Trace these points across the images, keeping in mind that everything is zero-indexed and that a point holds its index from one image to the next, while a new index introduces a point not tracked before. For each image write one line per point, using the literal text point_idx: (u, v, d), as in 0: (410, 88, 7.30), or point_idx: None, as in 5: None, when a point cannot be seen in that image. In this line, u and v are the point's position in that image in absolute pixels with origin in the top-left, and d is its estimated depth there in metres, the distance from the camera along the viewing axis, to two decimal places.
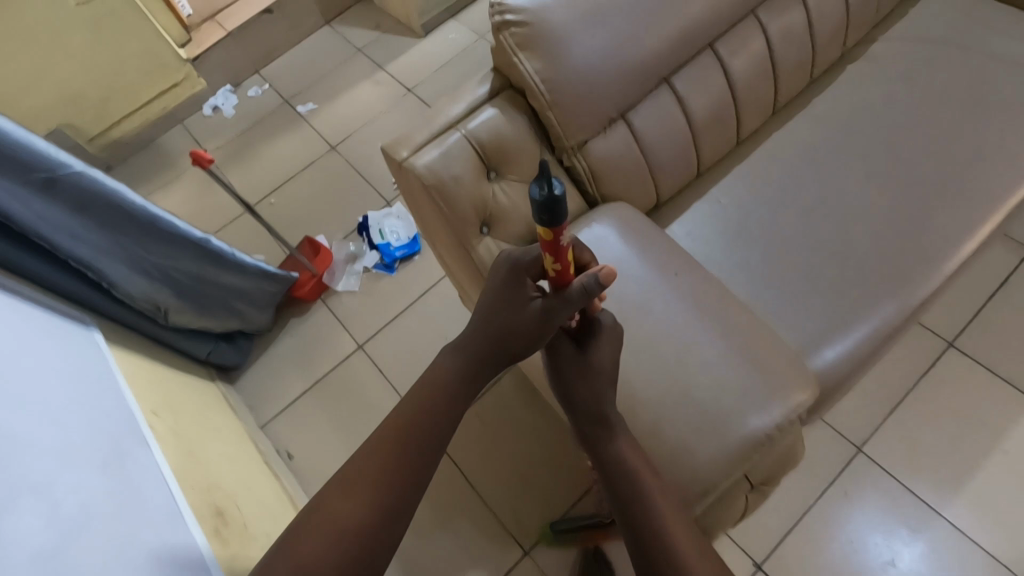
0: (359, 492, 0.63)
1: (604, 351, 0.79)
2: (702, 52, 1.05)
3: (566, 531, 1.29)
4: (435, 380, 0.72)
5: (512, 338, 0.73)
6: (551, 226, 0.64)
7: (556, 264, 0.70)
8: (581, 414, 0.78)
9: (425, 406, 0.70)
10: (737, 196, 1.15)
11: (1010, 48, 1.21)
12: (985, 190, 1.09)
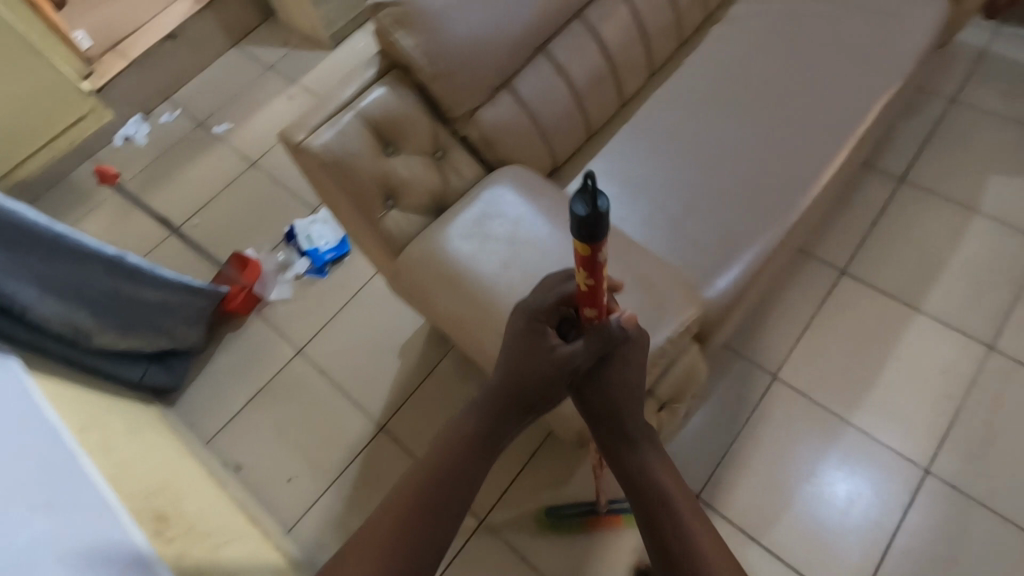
0: (390, 532, 0.73)
1: (628, 371, 0.83)
2: (573, 21, 1.14)
3: (564, 513, 1.33)
4: (461, 430, 0.80)
5: (535, 385, 0.79)
6: (592, 244, 0.64)
7: (591, 282, 0.70)
8: (607, 431, 0.84)
9: (450, 451, 0.79)
10: (627, 151, 1.24)
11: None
12: (838, 122, 1.22)
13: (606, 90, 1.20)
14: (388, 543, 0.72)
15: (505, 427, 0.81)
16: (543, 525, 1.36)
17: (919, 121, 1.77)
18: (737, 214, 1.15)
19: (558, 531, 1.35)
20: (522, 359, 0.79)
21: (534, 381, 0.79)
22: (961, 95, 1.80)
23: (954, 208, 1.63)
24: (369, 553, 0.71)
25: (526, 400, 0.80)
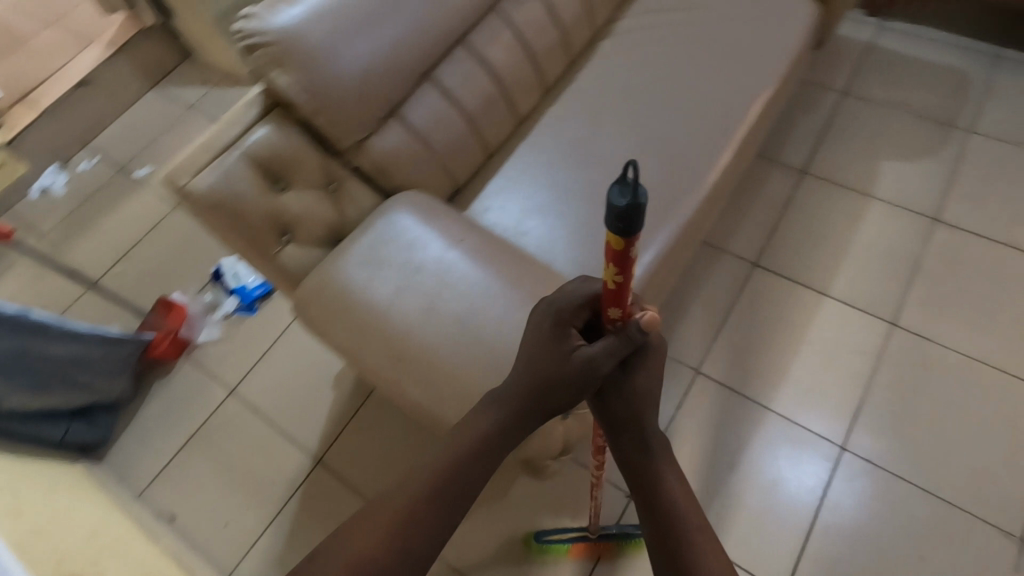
0: (390, 528, 0.76)
1: (646, 376, 0.85)
2: (456, 47, 1.18)
3: (553, 538, 1.35)
4: (471, 430, 0.82)
5: (553, 390, 0.81)
6: (626, 237, 0.64)
7: (620, 279, 0.71)
8: (623, 436, 0.87)
9: (457, 453, 0.81)
10: (525, 167, 1.27)
11: (723, 7, 1.43)
12: (721, 124, 1.29)
13: (497, 111, 1.24)
14: (385, 539, 0.76)
15: (512, 432, 0.83)
16: (534, 550, 1.37)
17: (814, 115, 1.87)
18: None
19: (549, 556, 1.37)
20: (548, 362, 0.80)
21: (551, 387, 0.81)
22: (850, 88, 1.91)
23: (851, 194, 1.72)
24: (366, 545, 0.76)
25: (539, 405, 0.82)
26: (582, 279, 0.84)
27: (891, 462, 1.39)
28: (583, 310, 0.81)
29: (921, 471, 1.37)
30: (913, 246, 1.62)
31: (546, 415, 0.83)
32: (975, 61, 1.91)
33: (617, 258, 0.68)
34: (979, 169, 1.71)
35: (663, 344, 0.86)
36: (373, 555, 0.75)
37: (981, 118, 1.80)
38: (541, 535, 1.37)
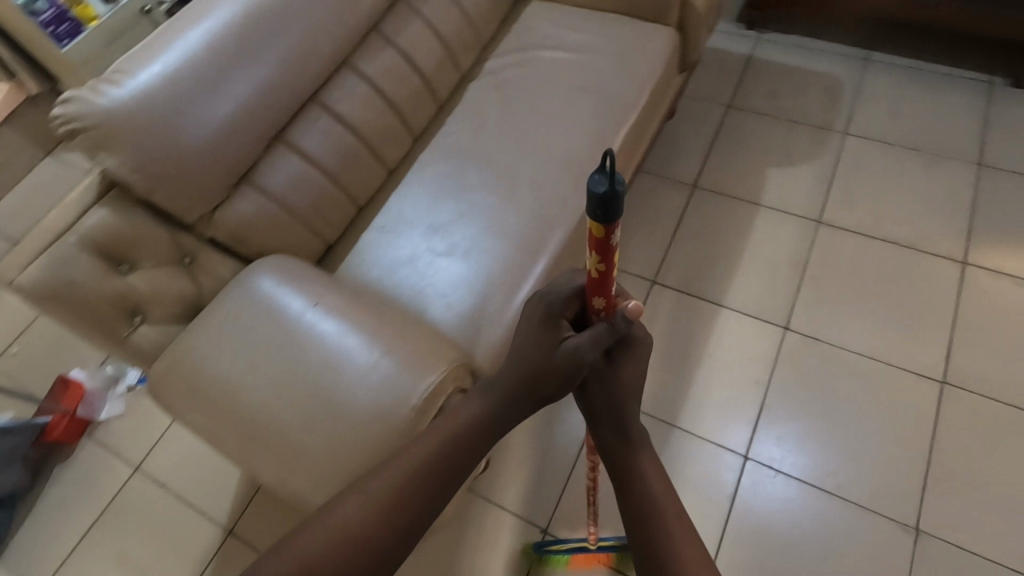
0: (376, 504, 0.77)
1: (633, 368, 0.89)
2: (309, 106, 1.18)
3: (552, 549, 1.36)
4: (464, 414, 0.85)
5: (541, 379, 0.85)
6: (608, 222, 0.70)
7: (603, 265, 0.76)
8: (609, 426, 0.91)
9: (450, 434, 0.83)
10: (397, 216, 1.26)
11: (586, 38, 1.46)
12: (587, 156, 1.31)
13: (362, 164, 1.23)
14: (369, 515, 0.76)
15: (500, 418, 0.85)
16: (531, 561, 1.38)
17: (701, 130, 1.93)
18: (503, 262, 1.19)
19: (547, 566, 1.38)
20: (538, 351, 0.84)
21: (541, 375, 0.84)
22: (733, 100, 1.98)
23: (741, 204, 1.77)
24: (349, 521, 0.76)
25: (528, 393, 0.85)
26: (570, 275, 0.90)
27: (791, 467, 1.42)
28: (569, 303, 0.86)
29: (818, 473, 1.40)
30: (800, 250, 1.67)
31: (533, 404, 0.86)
32: (846, 64, 2.00)
33: (599, 246, 0.74)
34: (856, 168, 1.78)
35: (647, 338, 0.91)
36: (355, 531, 0.75)
37: (854, 119, 1.87)
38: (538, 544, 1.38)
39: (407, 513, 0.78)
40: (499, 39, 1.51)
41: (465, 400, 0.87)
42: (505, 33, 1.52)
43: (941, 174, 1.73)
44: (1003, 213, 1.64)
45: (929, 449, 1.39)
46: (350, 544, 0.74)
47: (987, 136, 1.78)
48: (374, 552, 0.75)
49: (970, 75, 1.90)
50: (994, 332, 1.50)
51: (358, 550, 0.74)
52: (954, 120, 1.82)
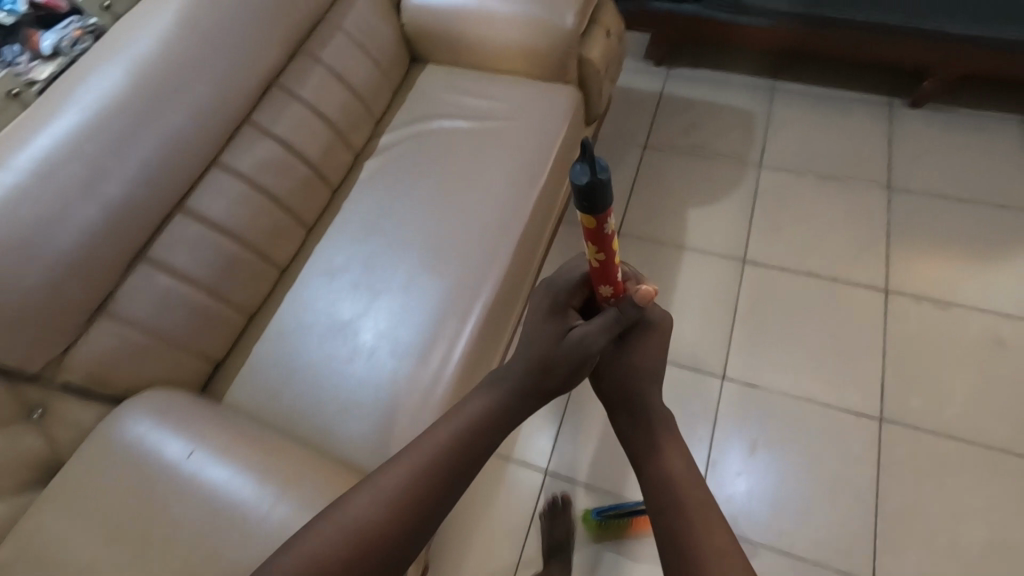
0: (385, 497, 0.77)
1: (647, 351, 0.91)
2: (174, 216, 1.05)
3: (611, 513, 1.38)
4: (476, 406, 0.84)
5: (549, 369, 0.83)
6: (597, 213, 0.71)
7: (602, 255, 0.78)
8: (623, 411, 0.91)
9: (460, 428, 0.82)
10: (292, 322, 1.15)
11: (484, 104, 1.40)
12: (495, 231, 1.22)
13: (247, 270, 1.12)
14: (379, 510, 0.76)
15: (515, 405, 0.84)
16: (591, 527, 1.39)
17: (621, 172, 1.90)
18: (425, 339, 1.11)
19: (604, 533, 1.39)
20: (545, 340, 0.83)
21: (551, 364, 0.83)
22: (649, 139, 1.96)
23: (667, 248, 1.74)
24: (359, 515, 0.75)
25: (538, 383, 0.84)
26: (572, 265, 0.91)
27: (746, 503, 1.38)
28: (574, 293, 0.87)
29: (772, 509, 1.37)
30: (728, 291, 1.65)
31: (544, 394, 0.85)
32: (754, 95, 2.01)
33: (594, 235, 0.75)
34: (775, 201, 1.78)
35: (659, 317, 0.92)
36: (363, 529, 0.74)
37: (767, 150, 1.88)
38: (594, 510, 1.40)
39: (419, 505, 0.77)
40: (396, 109, 1.43)
41: (478, 392, 0.86)
42: (402, 102, 1.44)
43: (855, 201, 1.74)
44: (917, 236, 1.66)
45: (875, 488, 1.37)
46: (361, 541, 0.74)
47: (895, 158, 1.80)
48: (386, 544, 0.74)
49: (871, 98, 1.94)
50: (927, 359, 1.49)
51: (364, 549, 0.73)
52: (861, 145, 1.85)
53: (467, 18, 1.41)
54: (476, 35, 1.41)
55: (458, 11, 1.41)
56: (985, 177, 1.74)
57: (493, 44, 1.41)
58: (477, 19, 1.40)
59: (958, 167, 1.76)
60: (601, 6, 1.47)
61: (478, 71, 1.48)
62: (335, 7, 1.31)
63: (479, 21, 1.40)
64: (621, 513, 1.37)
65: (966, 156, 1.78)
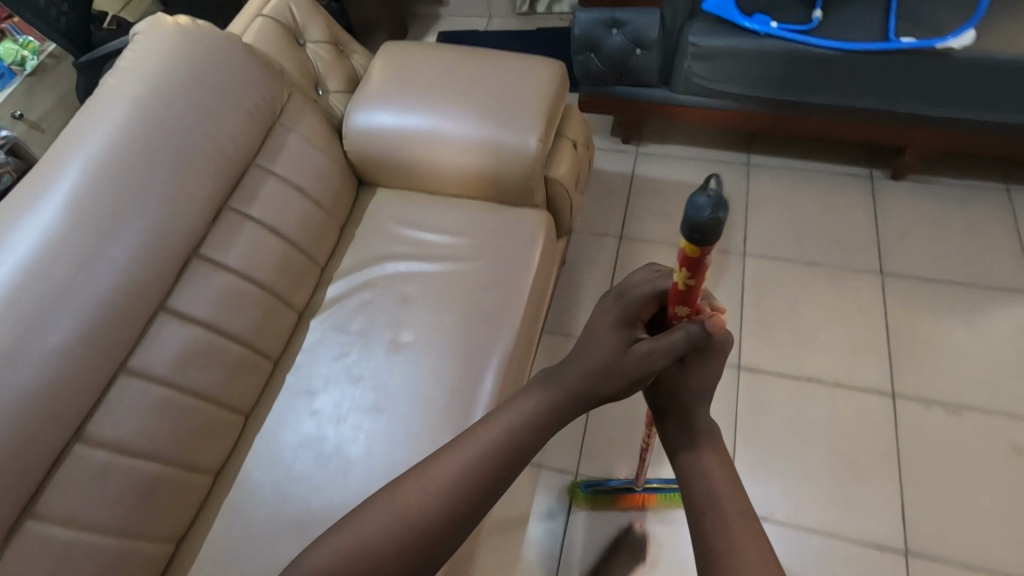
0: (434, 493, 0.65)
1: (713, 367, 0.75)
2: (69, 449, 0.85)
3: (599, 488, 1.40)
4: (526, 404, 0.70)
5: (607, 376, 0.70)
6: (699, 243, 0.63)
7: (692, 279, 0.68)
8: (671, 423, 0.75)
9: (513, 424, 0.69)
10: (228, 546, 0.96)
11: (442, 239, 1.24)
12: (464, 404, 1.06)
13: (168, 491, 0.93)
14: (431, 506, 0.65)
15: (572, 400, 0.71)
16: (580, 499, 1.42)
17: (597, 269, 1.77)
18: (426, 419, 1.04)
19: (592, 505, 1.41)
20: (604, 347, 0.71)
21: (609, 375, 0.70)
22: (625, 229, 1.83)
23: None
24: (407, 513, 0.64)
25: (594, 389, 0.70)
26: (649, 269, 0.78)
27: None
28: (646, 304, 0.75)
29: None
30: (725, 406, 1.51)
31: (602, 402, 0.72)
32: (730, 172, 1.90)
33: (690, 261, 0.66)
34: (765, 296, 1.66)
35: (729, 345, 0.75)
36: (412, 527, 0.64)
37: (749, 236, 1.77)
38: (582, 484, 1.42)
39: (470, 502, 0.66)
40: (344, 249, 1.26)
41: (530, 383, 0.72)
42: (350, 239, 1.27)
43: (849, 292, 1.63)
44: (918, 330, 1.56)
45: None
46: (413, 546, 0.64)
47: (882, 236, 1.71)
48: (435, 544, 0.64)
49: (851, 171, 1.85)
50: (944, 476, 1.38)
51: (408, 554, 0.63)
52: (848, 225, 1.75)
53: (420, 141, 1.27)
54: (431, 160, 1.27)
55: (410, 135, 1.27)
56: (979, 257, 1.65)
57: (451, 170, 1.27)
58: (432, 144, 1.26)
59: (949, 246, 1.67)
60: (565, 116, 1.36)
61: (436, 195, 1.33)
62: (265, 149, 1.15)
63: (434, 145, 1.26)
64: (609, 489, 1.39)
65: (955, 232, 1.69)
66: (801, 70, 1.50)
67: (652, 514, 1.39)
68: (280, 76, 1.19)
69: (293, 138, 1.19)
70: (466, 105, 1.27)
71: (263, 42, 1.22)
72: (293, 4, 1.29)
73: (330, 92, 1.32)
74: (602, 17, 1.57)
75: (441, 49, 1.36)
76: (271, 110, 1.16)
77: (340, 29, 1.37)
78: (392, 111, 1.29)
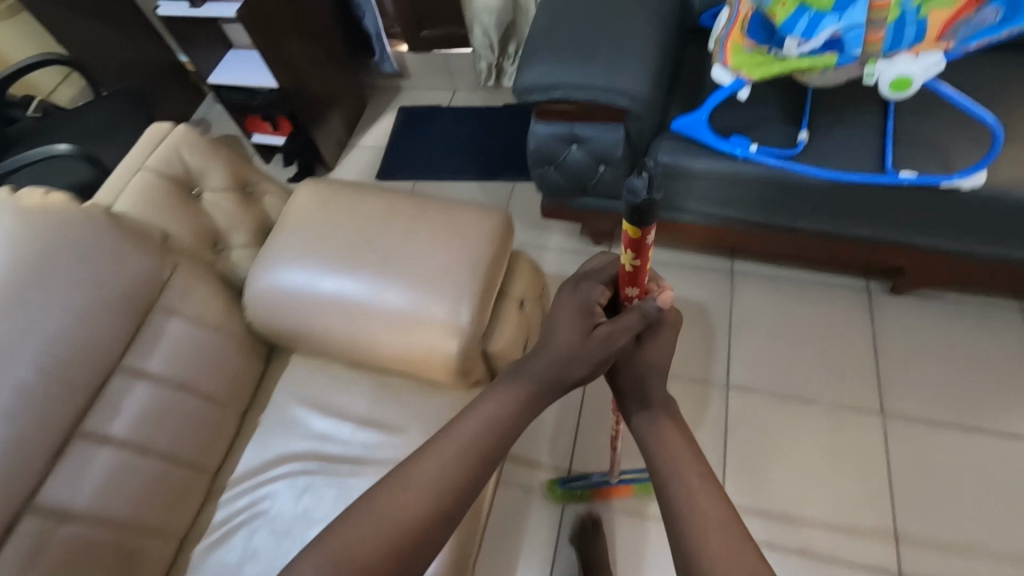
0: (419, 495, 0.67)
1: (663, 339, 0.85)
2: None
3: (575, 484, 1.42)
4: (496, 403, 0.74)
5: (572, 364, 0.76)
6: (638, 228, 0.69)
7: (637, 262, 0.74)
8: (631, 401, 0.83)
9: (483, 425, 0.72)
10: None
11: (358, 437, 1.03)
12: None
13: None
14: (419, 504, 0.67)
15: (542, 391, 0.76)
16: (558, 498, 1.44)
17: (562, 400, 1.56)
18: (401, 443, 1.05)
19: (568, 500, 1.44)
20: (565, 338, 0.77)
21: (572, 361, 0.76)
22: None
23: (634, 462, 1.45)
24: (389, 515, 0.66)
25: (561, 377, 0.76)
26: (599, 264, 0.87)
27: None
28: (602, 289, 0.82)
29: None
30: None
31: (569, 388, 0.77)
32: (711, 282, 1.71)
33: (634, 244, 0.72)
34: (751, 439, 1.46)
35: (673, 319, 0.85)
36: (402, 530, 0.65)
37: (732, 362, 1.57)
38: (557, 480, 1.44)
39: (453, 498, 0.68)
40: (245, 442, 1.06)
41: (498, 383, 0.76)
42: (252, 428, 1.07)
43: (845, 439, 1.43)
44: (923, 488, 1.36)
45: None
46: (409, 550, 0.64)
47: (882, 365, 1.52)
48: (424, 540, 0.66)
49: (844, 281, 1.66)
50: None
51: (401, 552, 0.64)
52: (843, 351, 1.55)
53: (332, 313, 1.08)
54: (345, 336, 1.08)
55: (321, 306, 1.08)
56: (997, 395, 1.44)
57: (368, 347, 1.07)
58: (346, 318, 1.07)
59: (960, 380, 1.47)
60: (510, 269, 1.18)
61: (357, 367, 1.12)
62: (134, 346, 0.94)
63: (348, 319, 1.07)
64: (584, 484, 1.41)
65: (966, 362, 1.49)
66: (783, 198, 1.32)
67: (626, 505, 1.42)
68: (160, 248, 1.00)
69: (175, 322, 0.99)
70: (387, 268, 1.09)
71: (144, 205, 1.03)
72: (186, 148, 1.09)
73: (233, 247, 1.12)
74: (559, 132, 1.39)
75: (364, 196, 1.17)
76: (143, 296, 0.96)
77: (249, 167, 1.17)
78: (300, 277, 1.10)
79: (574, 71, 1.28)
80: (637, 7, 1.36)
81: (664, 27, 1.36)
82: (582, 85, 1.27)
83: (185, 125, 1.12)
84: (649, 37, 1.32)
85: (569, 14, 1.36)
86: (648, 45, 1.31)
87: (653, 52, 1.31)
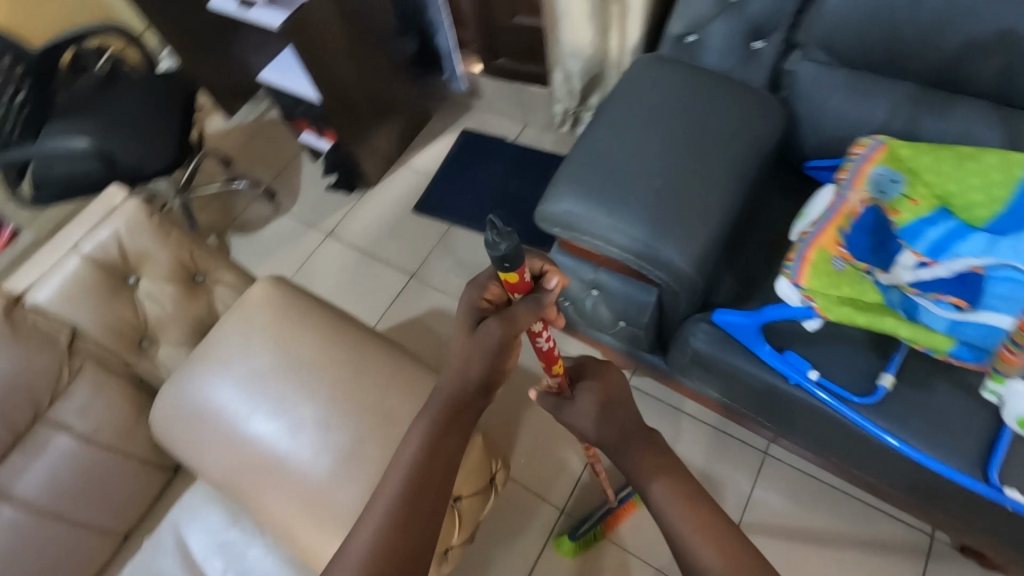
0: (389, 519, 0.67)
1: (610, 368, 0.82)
2: None
3: (584, 530, 1.29)
4: (424, 427, 0.71)
5: (469, 365, 0.70)
6: (512, 271, 0.65)
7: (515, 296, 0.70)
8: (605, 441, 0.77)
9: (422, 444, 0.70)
10: None
11: None
12: None
13: None
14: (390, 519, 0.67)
15: (465, 410, 0.72)
16: (570, 552, 1.30)
17: (515, 551, 1.34)
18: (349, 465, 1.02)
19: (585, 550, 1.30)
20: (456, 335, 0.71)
21: (468, 362, 0.69)
22: (570, 503, 1.37)
23: None
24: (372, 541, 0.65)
25: (462, 381, 0.70)
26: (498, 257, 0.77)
27: None
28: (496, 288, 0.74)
29: None
30: None
31: (481, 389, 0.72)
32: (735, 458, 1.42)
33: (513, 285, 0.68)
34: None
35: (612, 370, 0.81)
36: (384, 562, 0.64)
37: None
38: (564, 533, 1.31)
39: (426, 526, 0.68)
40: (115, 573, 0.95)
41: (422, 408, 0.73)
42: (128, 558, 0.96)
43: None
44: None
45: None
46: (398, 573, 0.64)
47: None
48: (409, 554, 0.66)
49: (905, 515, 1.31)
50: None
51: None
52: None
53: (239, 468, 0.93)
54: (247, 498, 0.92)
55: (231, 454, 0.93)
56: None
57: (267, 520, 0.91)
58: (253, 478, 0.92)
59: None
60: None
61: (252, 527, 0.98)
62: (5, 465, 0.85)
63: (255, 482, 0.92)
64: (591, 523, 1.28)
65: None
66: (839, 441, 1.01)
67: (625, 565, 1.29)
68: (62, 354, 0.89)
69: (59, 440, 0.88)
70: (316, 433, 0.93)
71: (63, 294, 0.91)
72: (129, 232, 0.96)
73: (161, 346, 1.01)
74: (578, 272, 1.15)
75: (323, 329, 1.01)
76: (25, 412, 0.86)
77: (205, 255, 1.03)
78: (222, 413, 0.96)
79: (611, 217, 1.03)
80: (718, 153, 1.07)
81: (746, 182, 1.07)
82: (615, 237, 1.02)
83: (139, 200, 0.98)
84: (719, 198, 1.04)
85: (632, 140, 1.10)
86: (714, 209, 1.03)
87: (719, 217, 1.03)
